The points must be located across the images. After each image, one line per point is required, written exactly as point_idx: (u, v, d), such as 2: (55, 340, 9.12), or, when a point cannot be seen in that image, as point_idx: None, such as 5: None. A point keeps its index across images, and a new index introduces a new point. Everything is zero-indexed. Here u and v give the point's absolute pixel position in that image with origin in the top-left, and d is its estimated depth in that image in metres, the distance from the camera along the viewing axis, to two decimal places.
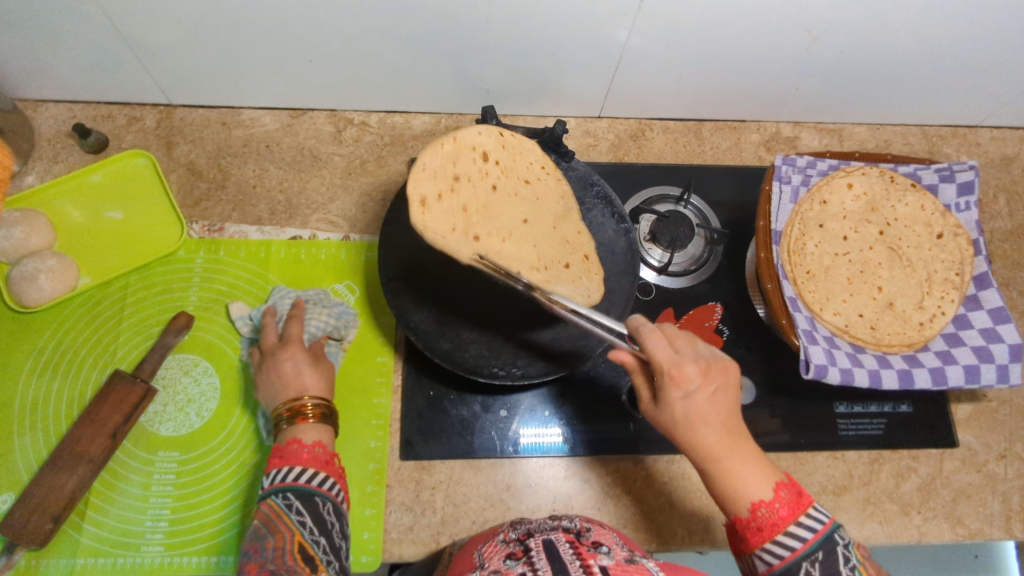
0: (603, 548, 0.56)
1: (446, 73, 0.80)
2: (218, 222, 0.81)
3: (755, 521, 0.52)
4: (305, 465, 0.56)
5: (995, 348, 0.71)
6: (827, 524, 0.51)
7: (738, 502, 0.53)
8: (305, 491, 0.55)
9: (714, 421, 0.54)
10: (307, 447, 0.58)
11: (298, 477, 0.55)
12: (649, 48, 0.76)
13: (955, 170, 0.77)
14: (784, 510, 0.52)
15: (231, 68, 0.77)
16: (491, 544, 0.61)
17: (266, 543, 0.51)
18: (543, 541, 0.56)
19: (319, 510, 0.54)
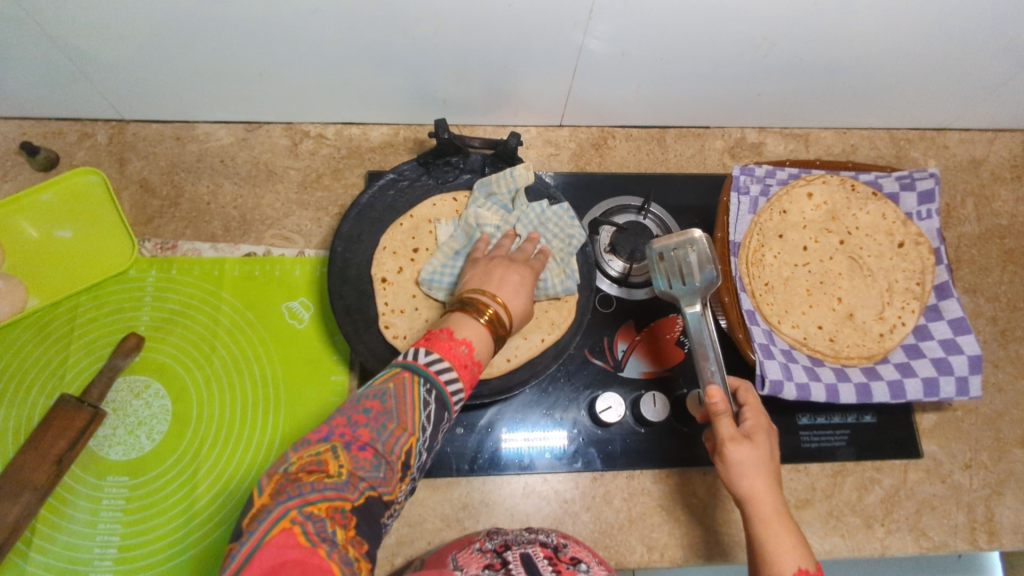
0: (582, 565, 0.53)
1: (400, 84, 0.79)
2: (170, 240, 0.80)
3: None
4: (451, 366, 0.51)
5: (954, 359, 0.71)
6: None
7: (786, 564, 0.53)
8: (438, 395, 0.50)
9: (778, 484, 0.58)
10: (456, 343, 0.52)
11: (442, 374, 0.50)
12: (605, 55, 0.75)
13: (916, 177, 0.76)
14: None
15: (180, 82, 0.76)
16: (466, 551, 0.60)
17: (388, 421, 0.47)
18: (521, 555, 0.54)
19: (437, 418, 0.50)
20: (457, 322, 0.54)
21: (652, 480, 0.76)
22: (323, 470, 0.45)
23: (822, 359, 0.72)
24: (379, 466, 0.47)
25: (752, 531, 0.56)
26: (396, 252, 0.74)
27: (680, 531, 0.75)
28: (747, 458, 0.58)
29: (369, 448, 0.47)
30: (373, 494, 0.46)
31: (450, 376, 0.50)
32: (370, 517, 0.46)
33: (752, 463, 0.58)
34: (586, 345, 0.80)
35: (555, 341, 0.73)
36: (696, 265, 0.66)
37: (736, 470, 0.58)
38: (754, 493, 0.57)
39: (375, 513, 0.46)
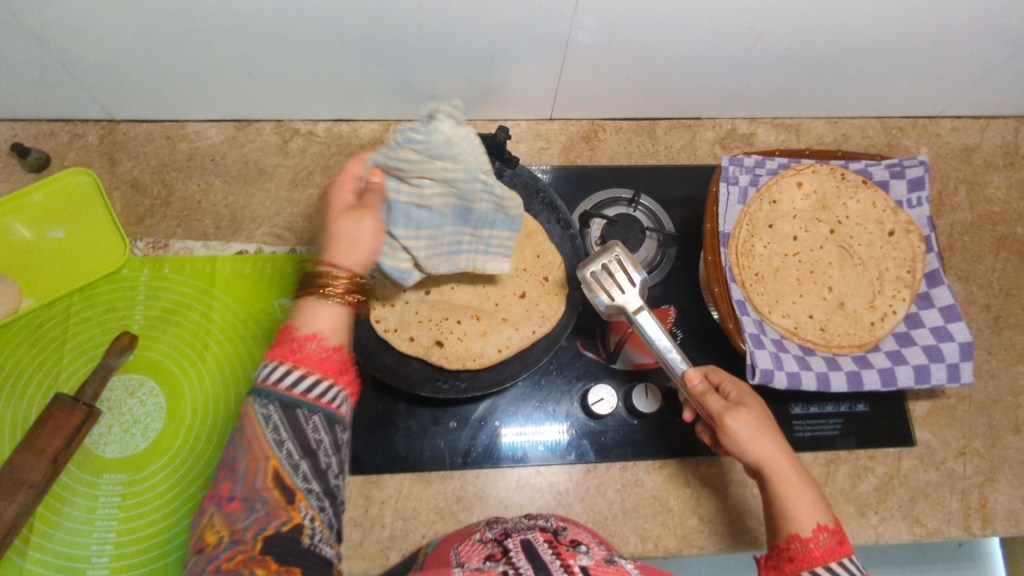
0: (582, 547, 0.54)
1: (389, 81, 0.79)
2: (162, 239, 0.80)
3: (815, 542, 0.52)
4: (299, 366, 0.45)
5: (945, 346, 0.71)
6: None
7: (805, 520, 0.53)
8: (288, 403, 0.44)
9: (782, 441, 0.57)
10: (298, 340, 0.46)
11: (289, 380, 0.44)
12: (594, 47, 0.75)
13: (906, 165, 0.76)
14: (841, 541, 0.52)
15: (169, 82, 0.76)
16: (467, 542, 0.60)
17: (238, 464, 0.43)
18: (521, 542, 0.54)
19: (296, 427, 0.44)
20: (298, 313, 0.49)
21: (645, 470, 0.77)
22: (209, 540, 0.42)
23: (813, 348, 0.72)
24: (257, 507, 0.42)
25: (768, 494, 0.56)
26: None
27: (673, 521, 0.75)
28: (743, 428, 0.57)
29: (235, 498, 0.43)
30: (268, 533, 0.42)
31: (299, 376, 0.45)
32: (286, 553, 0.41)
33: (751, 428, 0.57)
34: (578, 338, 0.80)
35: (545, 333, 0.73)
36: (629, 263, 0.65)
37: (738, 439, 0.57)
38: (761, 456, 0.56)
39: (285, 545, 0.42)
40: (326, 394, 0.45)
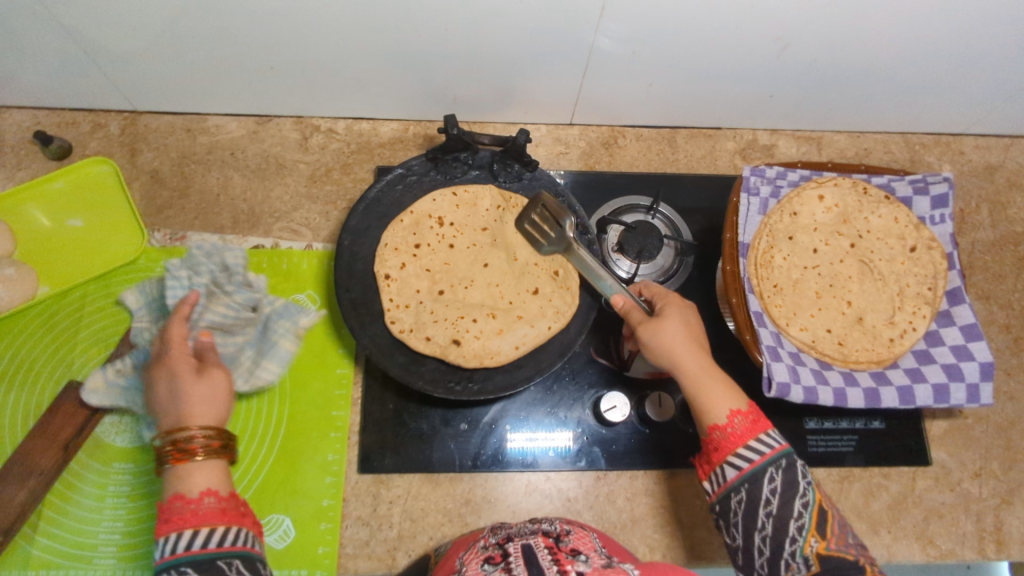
0: (582, 555, 0.52)
1: (411, 81, 0.79)
2: (179, 231, 0.80)
3: (732, 426, 0.54)
4: (196, 527, 0.53)
5: (965, 365, 0.70)
6: (780, 447, 0.53)
7: (719, 407, 0.55)
8: (206, 559, 0.51)
9: (696, 341, 0.60)
10: (193, 503, 0.54)
11: (192, 543, 0.52)
12: (617, 54, 0.75)
13: (930, 181, 0.75)
14: (757, 420, 0.54)
15: (192, 76, 0.76)
16: (471, 550, 0.58)
17: None
18: (521, 546, 0.54)
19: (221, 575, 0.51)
20: (175, 479, 0.56)
21: (655, 480, 0.76)
22: None
23: (830, 362, 0.71)
24: None
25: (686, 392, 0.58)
26: (398, 249, 0.73)
27: (682, 532, 0.74)
28: (656, 331, 0.59)
29: None
30: None
31: (205, 534, 0.53)
32: None
33: (666, 333, 0.59)
34: (592, 344, 0.79)
35: (560, 338, 0.72)
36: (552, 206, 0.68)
37: (654, 346, 0.59)
38: (674, 356, 0.58)
39: None
40: (230, 539, 0.53)
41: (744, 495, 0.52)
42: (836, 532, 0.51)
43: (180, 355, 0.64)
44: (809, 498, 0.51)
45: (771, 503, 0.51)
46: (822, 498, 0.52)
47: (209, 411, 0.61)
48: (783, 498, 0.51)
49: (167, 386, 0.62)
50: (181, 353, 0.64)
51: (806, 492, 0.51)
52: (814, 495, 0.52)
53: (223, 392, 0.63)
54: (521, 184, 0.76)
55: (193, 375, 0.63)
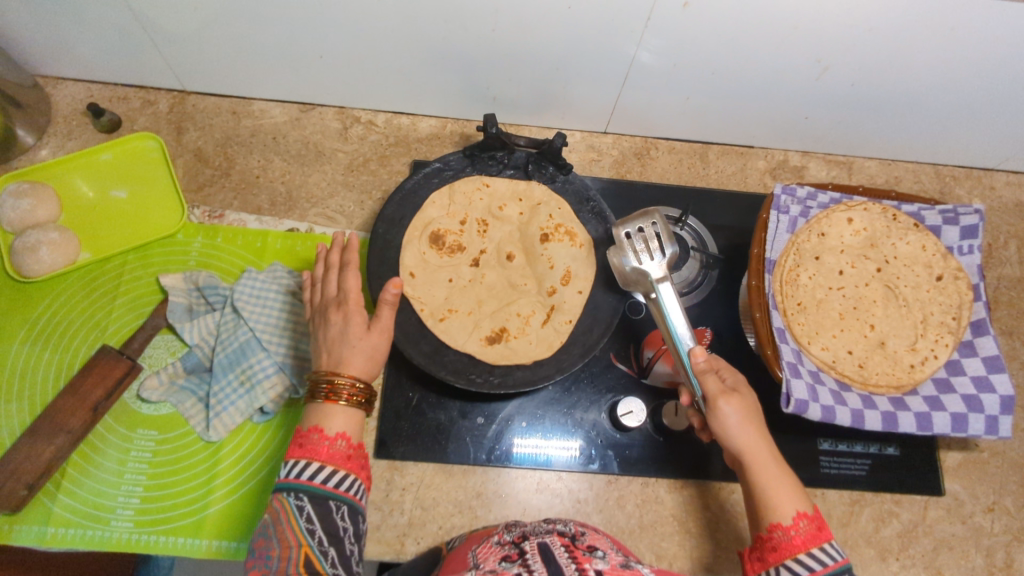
0: (598, 552, 0.54)
1: (453, 79, 0.81)
2: (218, 209, 0.82)
3: (796, 529, 0.52)
4: (324, 462, 0.52)
5: (985, 398, 0.70)
6: (842, 561, 0.51)
7: (785, 508, 0.54)
8: (321, 496, 0.51)
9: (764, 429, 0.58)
10: (329, 441, 0.53)
11: (314, 476, 0.51)
12: (657, 67, 0.76)
13: (960, 213, 0.75)
14: (821, 527, 0.52)
15: (243, 60, 0.79)
16: (485, 545, 0.59)
17: (272, 554, 0.49)
18: (537, 544, 0.54)
19: (329, 517, 0.50)
20: (318, 414, 0.55)
21: (666, 489, 0.76)
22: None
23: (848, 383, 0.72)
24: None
25: (753, 482, 0.56)
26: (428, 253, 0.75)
27: (689, 543, 0.74)
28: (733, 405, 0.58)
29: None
30: None
31: (328, 472, 0.52)
32: None
33: (739, 416, 0.58)
34: (612, 350, 0.81)
35: (583, 341, 0.72)
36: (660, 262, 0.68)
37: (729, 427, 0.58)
38: (744, 444, 0.57)
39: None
40: (345, 485, 0.52)
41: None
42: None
43: (358, 305, 0.59)
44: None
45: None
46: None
47: (367, 368, 0.58)
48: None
49: (339, 325, 0.59)
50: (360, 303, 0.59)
51: None
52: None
53: (383, 353, 0.59)
54: (554, 186, 0.78)
55: (363, 325, 0.58)
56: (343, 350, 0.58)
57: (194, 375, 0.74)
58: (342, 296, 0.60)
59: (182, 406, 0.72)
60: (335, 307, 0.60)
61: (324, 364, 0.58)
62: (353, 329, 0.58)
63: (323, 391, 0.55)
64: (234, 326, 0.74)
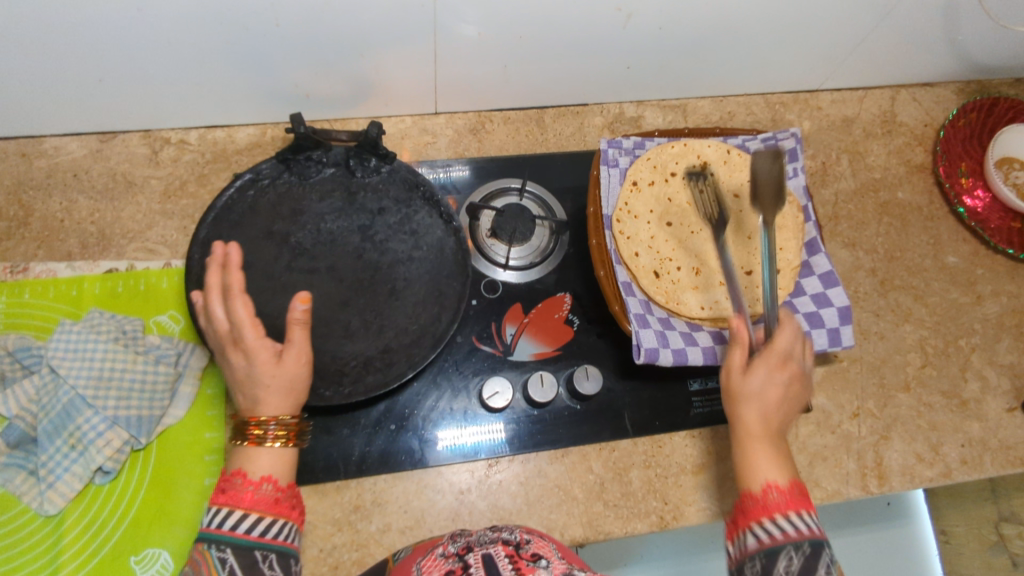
0: (543, 561, 0.53)
1: (255, 81, 0.76)
2: (21, 262, 0.75)
3: (769, 495, 0.52)
4: (248, 510, 0.51)
5: (825, 312, 0.73)
6: (813, 533, 0.50)
7: (757, 477, 0.53)
8: (246, 547, 0.49)
9: (775, 415, 0.56)
10: (254, 485, 0.52)
11: (237, 525, 0.50)
12: (463, 37, 0.74)
13: (779, 137, 0.79)
14: (796, 499, 0.52)
15: (13, 96, 0.71)
16: (430, 558, 0.57)
17: None
18: (482, 555, 0.53)
19: (255, 567, 0.49)
20: (245, 456, 0.53)
21: (547, 460, 0.75)
22: None
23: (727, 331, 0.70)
24: None
25: (733, 448, 0.57)
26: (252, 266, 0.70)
27: (578, 510, 0.74)
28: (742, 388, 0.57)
29: None
30: None
31: (254, 519, 0.51)
32: None
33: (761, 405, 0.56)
34: (474, 332, 0.79)
35: (432, 331, 0.71)
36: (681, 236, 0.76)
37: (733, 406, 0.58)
38: (742, 421, 0.56)
39: None
40: (273, 532, 0.51)
41: (759, 564, 0.49)
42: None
43: (259, 340, 0.54)
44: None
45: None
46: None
47: (288, 403, 0.55)
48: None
49: (243, 364, 0.54)
50: (259, 337, 0.53)
51: None
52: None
53: (302, 383, 0.56)
54: (379, 178, 0.74)
55: (273, 361, 0.54)
56: (258, 389, 0.54)
57: (20, 449, 0.67)
58: (236, 332, 0.54)
59: (12, 484, 0.66)
60: (233, 344, 0.54)
61: (241, 404, 0.55)
62: (260, 369, 0.53)
63: (249, 431, 0.54)
64: (54, 387, 0.67)
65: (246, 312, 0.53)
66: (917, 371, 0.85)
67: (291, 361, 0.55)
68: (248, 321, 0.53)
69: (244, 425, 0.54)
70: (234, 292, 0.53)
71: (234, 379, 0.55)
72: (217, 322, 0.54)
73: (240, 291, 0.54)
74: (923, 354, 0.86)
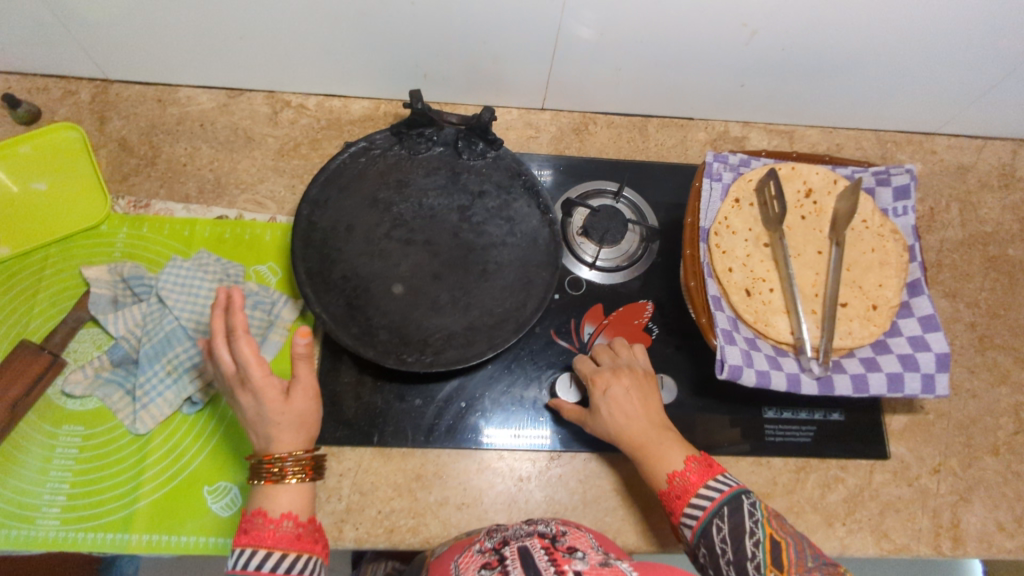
0: (579, 553, 0.54)
1: (379, 57, 0.79)
2: (144, 198, 0.80)
3: (677, 488, 0.61)
4: (271, 547, 0.54)
5: (921, 356, 0.70)
6: (733, 487, 0.60)
7: (659, 472, 0.62)
8: None
9: (637, 412, 0.65)
10: (274, 523, 0.55)
11: (262, 564, 0.53)
12: (584, 38, 0.75)
13: (892, 172, 0.76)
14: (703, 473, 0.61)
15: (160, 45, 0.76)
16: (466, 553, 0.59)
17: None
18: (518, 548, 0.55)
19: None
20: (263, 495, 0.57)
21: (609, 463, 0.75)
22: None
23: (810, 360, 0.69)
24: None
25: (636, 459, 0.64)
26: (353, 229, 0.72)
27: (633, 517, 0.73)
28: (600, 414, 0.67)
29: None
30: None
31: (278, 556, 0.54)
32: None
33: (613, 399, 0.66)
34: (552, 325, 0.80)
35: (516, 317, 0.71)
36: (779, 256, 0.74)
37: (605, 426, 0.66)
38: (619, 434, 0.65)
39: None
40: (298, 567, 0.54)
41: (703, 549, 0.58)
42: (790, 561, 0.56)
43: (266, 379, 0.55)
44: (758, 533, 0.57)
45: (726, 551, 0.56)
46: (771, 532, 0.57)
47: (299, 437, 0.58)
48: (734, 544, 0.56)
49: (253, 404, 0.56)
50: (267, 377, 0.55)
51: (754, 530, 0.57)
52: (762, 532, 0.57)
53: (311, 416, 0.59)
54: (485, 163, 0.76)
55: (281, 399, 0.56)
56: (270, 428, 0.57)
57: (121, 368, 0.72)
58: (244, 373, 0.55)
59: (109, 400, 0.71)
60: (240, 385, 0.56)
61: (256, 442, 0.58)
62: (270, 407, 0.56)
63: (264, 470, 0.57)
64: (159, 316, 0.72)
65: (251, 353, 0.54)
66: (1008, 436, 0.80)
67: (299, 398, 0.57)
68: (255, 367, 0.54)
69: (260, 465, 0.58)
70: (238, 334, 0.53)
71: (246, 416, 0.57)
72: (225, 365, 0.56)
73: (243, 333, 0.54)
74: (1017, 420, 0.81)
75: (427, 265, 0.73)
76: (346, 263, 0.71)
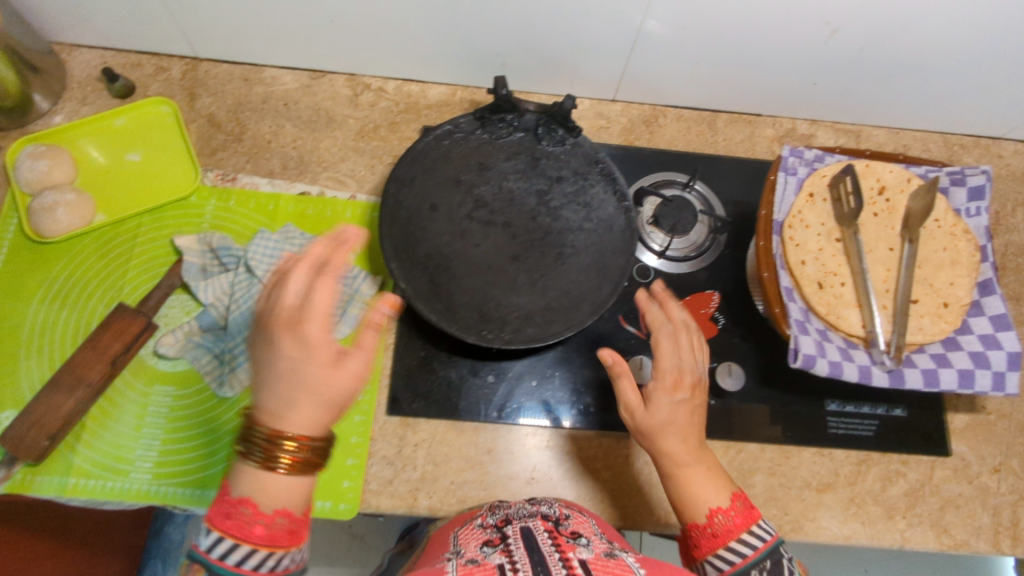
0: (582, 538, 0.56)
1: (462, 44, 0.81)
2: (231, 172, 0.83)
3: (712, 526, 0.59)
4: (257, 545, 0.47)
5: (992, 354, 0.71)
6: (772, 539, 0.58)
7: (699, 508, 0.60)
8: None
9: (686, 435, 0.62)
10: (265, 518, 0.48)
11: (242, 561, 0.47)
12: (664, 33, 0.77)
13: (967, 173, 0.77)
14: (743, 517, 0.59)
15: (253, 26, 0.79)
16: (468, 527, 0.61)
17: None
18: (521, 529, 0.56)
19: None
20: (254, 481, 0.48)
21: None
22: None
23: (882, 353, 0.70)
24: None
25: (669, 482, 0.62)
26: (436, 209, 0.75)
27: None
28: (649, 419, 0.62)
29: None
30: None
31: (262, 555, 0.48)
32: None
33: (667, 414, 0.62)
34: (621, 311, 0.82)
35: (592, 299, 0.73)
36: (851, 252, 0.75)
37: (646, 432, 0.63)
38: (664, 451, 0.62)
39: None
40: (283, 563, 0.49)
41: None
42: None
43: (325, 336, 0.49)
44: None
45: None
46: None
47: (321, 419, 0.49)
48: None
49: (295, 359, 0.49)
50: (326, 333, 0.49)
51: None
52: None
53: (347, 402, 0.50)
54: (563, 149, 0.78)
55: (332, 363, 0.49)
56: (298, 392, 0.48)
57: (210, 334, 0.74)
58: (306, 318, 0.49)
59: (198, 362, 0.73)
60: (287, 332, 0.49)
61: (264, 405, 0.49)
62: (318, 367, 0.49)
63: (264, 453, 0.48)
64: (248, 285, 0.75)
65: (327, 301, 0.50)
66: None
67: (350, 371, 0.50)
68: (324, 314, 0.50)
69: (257, 442, 0.48)
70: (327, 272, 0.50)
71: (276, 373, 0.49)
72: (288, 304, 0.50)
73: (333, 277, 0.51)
74: None
75: (507, 246, 0.75)
76: (429, 242, 0.73)
